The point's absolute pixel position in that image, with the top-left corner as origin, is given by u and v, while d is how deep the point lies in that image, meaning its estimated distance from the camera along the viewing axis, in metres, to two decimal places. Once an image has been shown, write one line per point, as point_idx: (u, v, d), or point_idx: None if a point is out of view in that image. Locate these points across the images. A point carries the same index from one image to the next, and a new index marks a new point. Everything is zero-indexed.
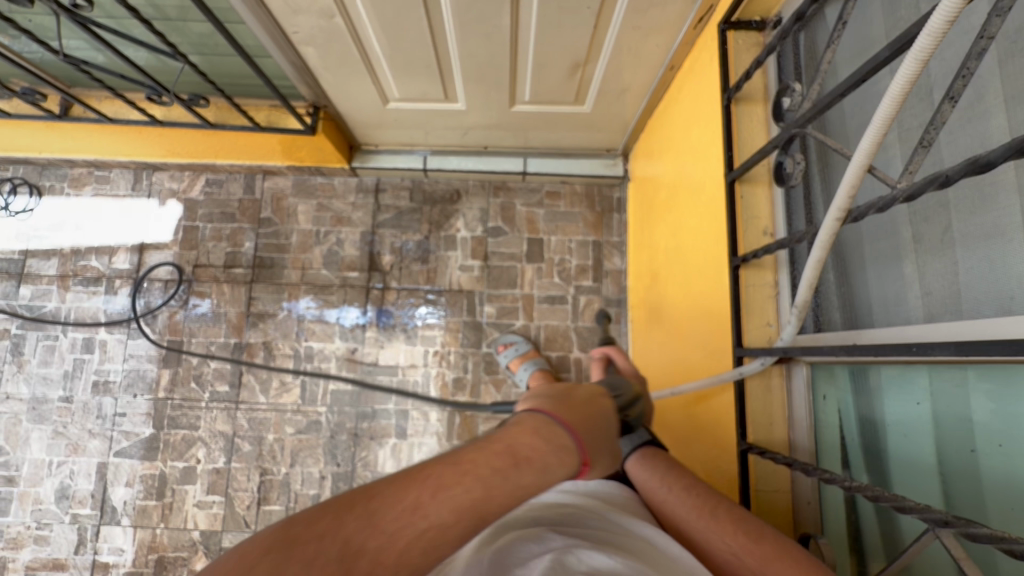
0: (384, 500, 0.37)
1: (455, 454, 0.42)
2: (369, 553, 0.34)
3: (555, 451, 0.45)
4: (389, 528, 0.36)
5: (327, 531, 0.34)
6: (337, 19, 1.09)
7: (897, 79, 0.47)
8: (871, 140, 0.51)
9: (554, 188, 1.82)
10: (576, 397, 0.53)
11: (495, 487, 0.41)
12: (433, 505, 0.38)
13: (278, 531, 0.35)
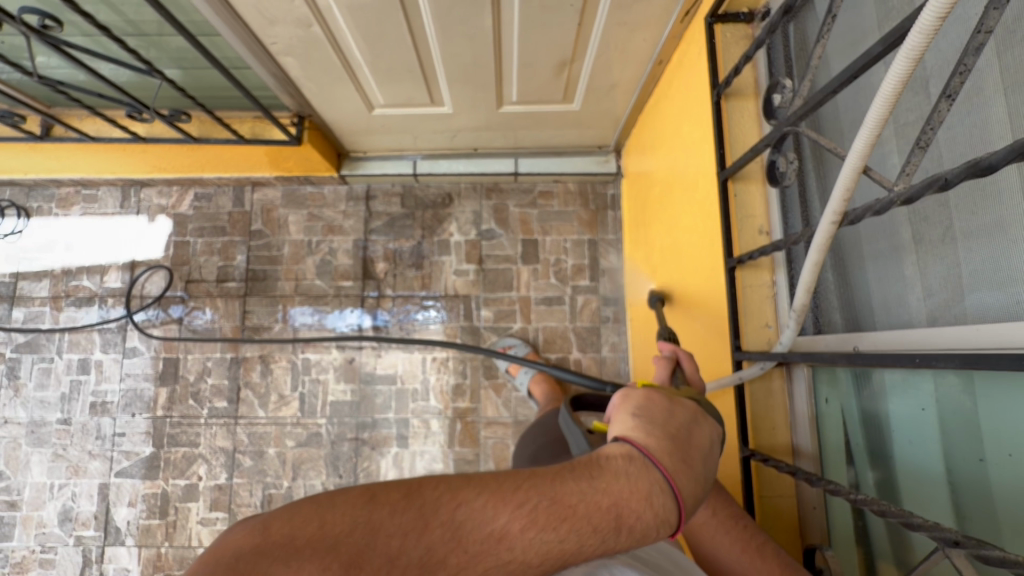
0: (471, 515, 0.36)
1: (555, 481, 0.38)
2: (446, 567, 0.35)
3: (658, 525, 0.38)
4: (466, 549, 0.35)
5: (408, 530, 0.35)
6: (315, 28, 1.06)
7: (890, 78, 0.44)
8: (865, 140, 0.49)
9: (547, 187, 1.79)
10: (695, 445, 0.43)
11: (584, 547, 0.36)
12: (520, 541, 0.36)
13: (360, 510, 0.35)
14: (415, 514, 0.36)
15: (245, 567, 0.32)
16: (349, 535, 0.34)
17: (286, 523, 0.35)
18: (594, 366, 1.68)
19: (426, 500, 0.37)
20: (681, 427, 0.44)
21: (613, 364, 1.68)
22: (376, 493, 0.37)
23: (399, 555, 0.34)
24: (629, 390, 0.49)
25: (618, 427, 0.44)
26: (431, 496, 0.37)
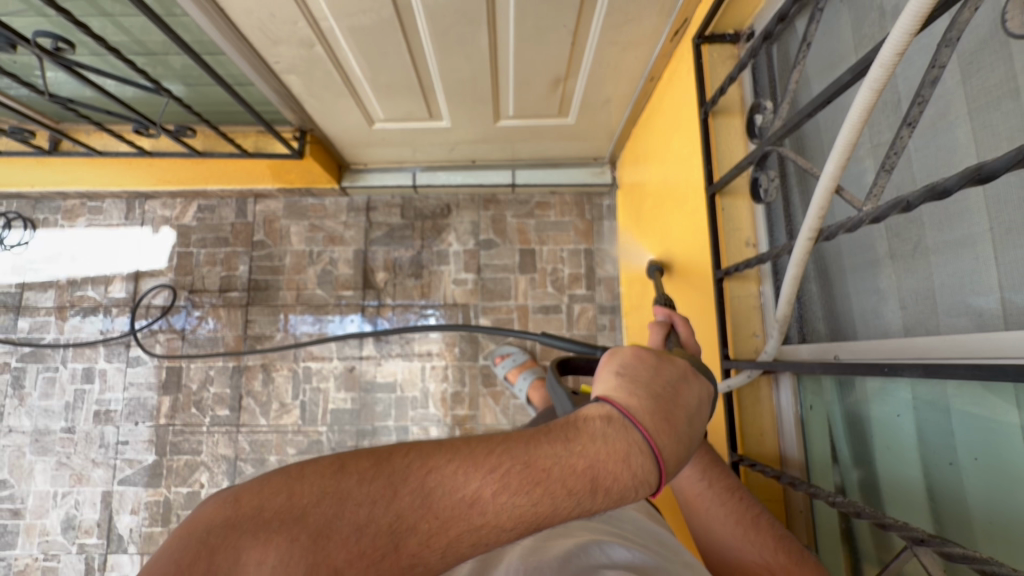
0: (440, 483, 0.39)
1: (524, 449, 0.40)
2: (417, 530, 0.38)
3: (636, 486, 0.40)
4: (435, 513, 0.38)
5: (375, 498, 0.39)
6: (317, 48, 1.10)
7: (854, 107, 0.47)
8: (836, 163, 0.52)
9: (544, 198, 1.82)
10: (678, 403, 0.45)
11: (557, 509, 0.39)
12: (492, 505, 0.38)
13: (330, 480, 0.40)
14: (384, 483, 0.39)
15: (218, 540, 0.38)
16: (319, 504, 0.39)
17: (260, 495, 0.40)
18: None
19: (395, 470, 0.40)
20: (666, 387, 0.46)
21: None
22: (346, 464, 0.41)
23: (368, 521, 0.38)
24: (619, 348, 0.51)
25: (602, 385, 0.46)
26: (401, 465, 0.40)
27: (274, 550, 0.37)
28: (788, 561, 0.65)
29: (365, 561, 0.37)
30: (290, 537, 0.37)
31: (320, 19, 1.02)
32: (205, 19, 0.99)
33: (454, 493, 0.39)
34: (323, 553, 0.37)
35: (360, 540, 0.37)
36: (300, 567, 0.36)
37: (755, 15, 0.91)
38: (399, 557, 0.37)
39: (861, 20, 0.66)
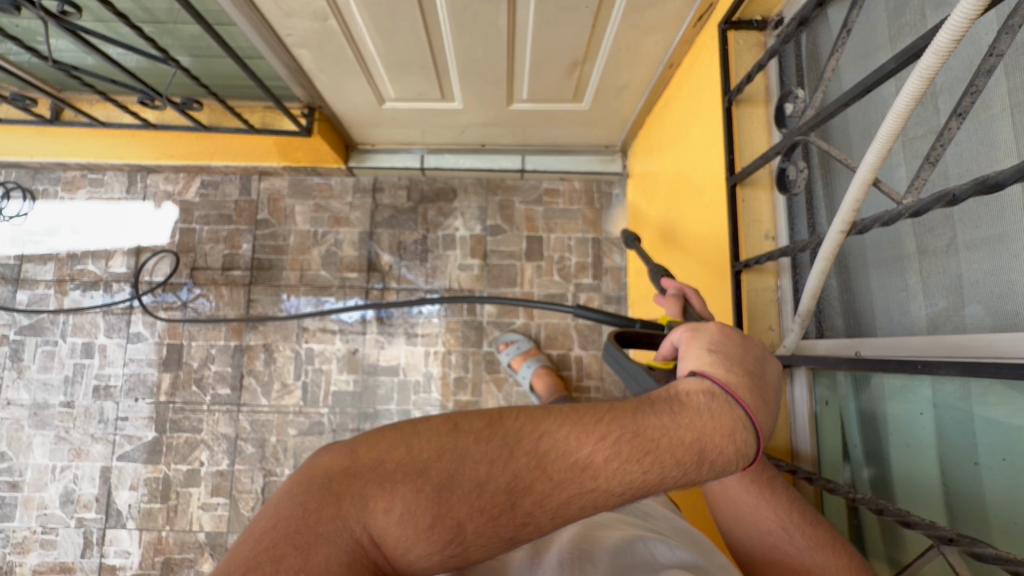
0: (552, 448, 0.51)
1: (622, 427, 0.53)
2: (533, 487, 0.50)
3: (736, 457, 0.54)
4: (545, 474, 0.50)
5: (489, 459, 0.50)
6: (331, 21, 1.07)
7: (902, 97, 0.46)
8: (876, 154, 0.50)
9: (553, 185, 1.80)
10: (762, 387, 0.60)
11: (651, 475, 0.51)
12: (602, 469, 0.51)
13: (446, 443, 0.51)
14: (500, 445, 0.51)
15: (343, 485, 0.48)
16: (438, 463, 0.50)
17: (380, 452, 0.51)
18: (595, 363, 1.70)
19: (508, 439, 0.52)
20: (751, 365, 0.62)
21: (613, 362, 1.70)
22: (460, 431, 0.52)
23: (486, 476, 0.49)
24: (702, 329, 0.68)
25: (696, 357, 0.63)
26: (514, 433, 0.52)
27: (404, 498, 0.48)
28: (801, 522, 0.70)
29: (486, 510, 0.48)
30: (416, 489, 0.48)
31: None
32: None
33: (563, 458, 0.51)
34: (449, 501, 0.48)
35: (478, 495, 0.48)
36: (431, 511, 0.47)
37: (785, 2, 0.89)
38: (515, 509, 0.49)
39: (897, 10, 0.64)
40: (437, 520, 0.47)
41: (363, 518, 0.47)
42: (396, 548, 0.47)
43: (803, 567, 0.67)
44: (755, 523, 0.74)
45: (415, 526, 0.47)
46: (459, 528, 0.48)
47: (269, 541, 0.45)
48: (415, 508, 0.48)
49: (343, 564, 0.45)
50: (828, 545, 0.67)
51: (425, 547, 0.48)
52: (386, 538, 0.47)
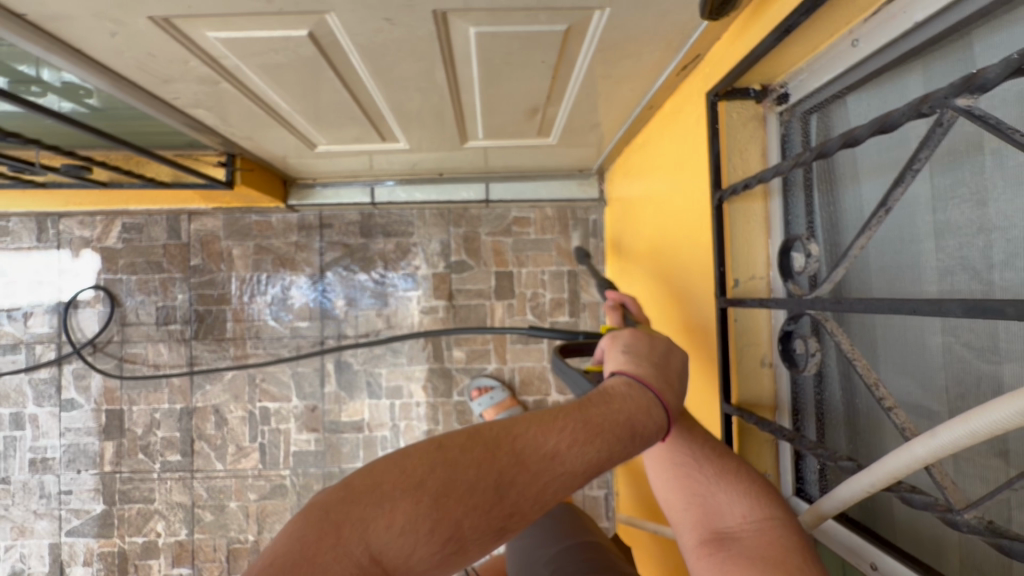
0: (528, 441, 0.44)
1: (592, 412, 0.47)
2: (516, 484, 0.43)
3: (659, 431, 0.50)
4: (531, 470, 0.43)
5: (478, 463, 0.43)
6: (224, 84, 0.85)
7: (987, 419, 0.31)
8: (932, 451, 0.36)
9: (522, 213, 1.61)
10: (671, 365, 0.57)
11: (616, 453, 0.46)
12: (570, 456, 0.44)
13: (436, 458, 0.43)
14: (480, 449, 0.44)
15: (338, 516, 0.40)
16: (432, 477, 0.42)
17: (369, 477, 0.42)
18: None
19: (494, 440, 0.44)
20: (659, 354, 0.58)
21: None
22: (449, 441, 0.45)
23: (473, 481, 0.42)
24: (617, 334, 0.63)
25: (612, 360, 0.58)
26: (490, 435, 0.45)
27: (401, 513, 0.40)
28: (711, 452, 0.64)
29: (482, 513, 0.42)
30: (413, 506, 0.41)
31: (219, 57, 0.76)
32: (60, 59, 0.73)
33: (544, 450, 0.44)
34: (447, 513, 0.41)
35: (475, 504, 0.42)
36: (427, 524, 0.40)
37: (791, 72, 0.69)
38: (506, 506, 0.42)
39: (950, 154, 0.48)
40: (435, 530, 0.40)
41: (363, 545, 0.39)
42: (397, 567, 0.39)
43: (710, 493, 0.62)
44: (667, 457, 0.66)
45: (417, 545, 0.40)
46: (455, 536, 0.41)
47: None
48: (414, 526, 0.40)
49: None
50: (737, 473, 0.62)
51: (427, 563, 0.40)
52: (390, 560, 0.39)
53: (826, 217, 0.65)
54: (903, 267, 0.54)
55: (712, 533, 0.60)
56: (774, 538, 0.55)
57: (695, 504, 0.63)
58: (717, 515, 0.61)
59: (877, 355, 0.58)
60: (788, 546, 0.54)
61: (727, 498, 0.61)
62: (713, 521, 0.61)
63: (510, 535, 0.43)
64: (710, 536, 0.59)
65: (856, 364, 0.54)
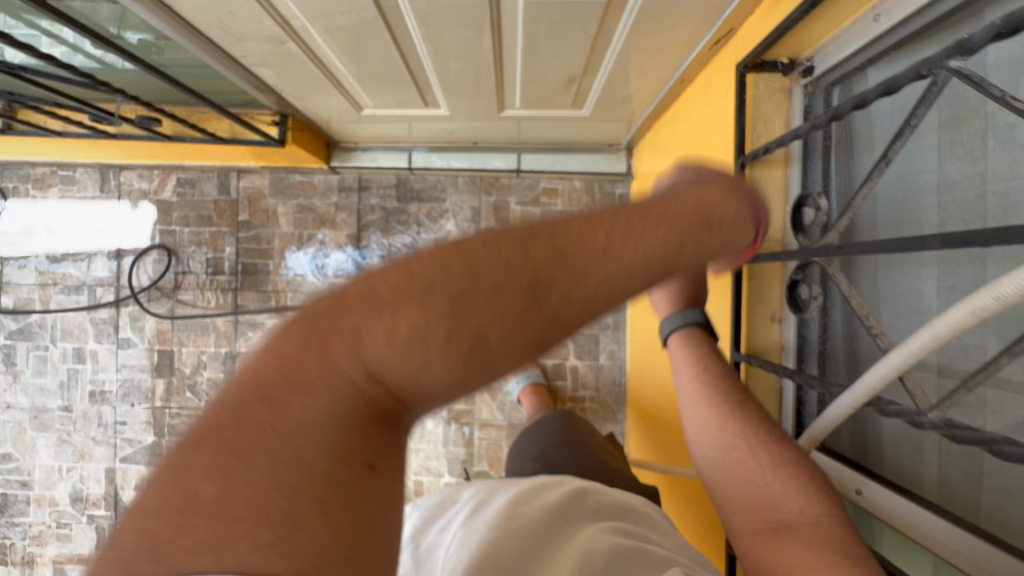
0: (577, 235, 0.36)
1: (642, 220, 0.38)
2: (559, 286, 0.34)
3: (734, 216, 0.47)
4: (569, 281, 0.35)
5: (501, 270, 0.34)
6: (289, 45, 0.93)
7: (947, 323, 0.38)
8: (904, 358, 0.42)
9: (551, 184, 1.67)
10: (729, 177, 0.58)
11: (684, 243, 0.41)
12: (631, 250, 0.37)
13: (450, 261, 0.34)
14: (512, 242, 0.35)
15: (322, 330, 0.33)
16: (440, 284, 0.33)
17: (365, 286, 0.34)
18: (590, 373, 1.66)
19: (522, 240, 0.35)
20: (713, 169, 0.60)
21: (609, 372, 1.66)
22: (466, 242, 0.35)
23: (502, 281, 0.33)
24: None
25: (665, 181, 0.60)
26: (524, 231, 0.36)
27: (401, 323, 0.32)
28: (767, 440, 0.61)
29: (511, 321, 0.33)
30: (416, 312, 0.32)
31: (290, 19, 0.84)
32: (148, 14, 0.82)
33: (586, 257, 0.35)
34: (465, 320, 0.33)
35: (496, 317, 0.33)
36: (439, 338, 0.32)
37: (817, 46, 0.74)
38: (545, 314, 0.34)
39: (952, 119, 0.54)
40: (447, 346, 0.32)
41: (351, 360, 0.32)
42: (402, 383, 0.33)
43: (763, 483, 0.59)
44: (717, 438, 0.64)
45: (425, 364, 0.33)
46: (476, 350, 0.33)
47: (251, 414, 0.32)
48: (418, 337, 0.32)
49: (342, 425, 0.33)
50: (796, 466, 0.59)
51: (441, 382, 0.34)
52: (387, 377, 0.33)
53: (841, 181, 0.71)
54: (906, 222, 0.60)
55: (767, 523, 0.57)
56: (832, 533, 0.52)
57: (746, 491, 0.60)
58: (771, 505, 0.57)
59: (878, 305, 0.64)
60: (840, 547, 0.50)
61: (783, 490, 0.57)
62: (767, 509, 0.58)
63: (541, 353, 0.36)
64: (766, 527, 0.57)
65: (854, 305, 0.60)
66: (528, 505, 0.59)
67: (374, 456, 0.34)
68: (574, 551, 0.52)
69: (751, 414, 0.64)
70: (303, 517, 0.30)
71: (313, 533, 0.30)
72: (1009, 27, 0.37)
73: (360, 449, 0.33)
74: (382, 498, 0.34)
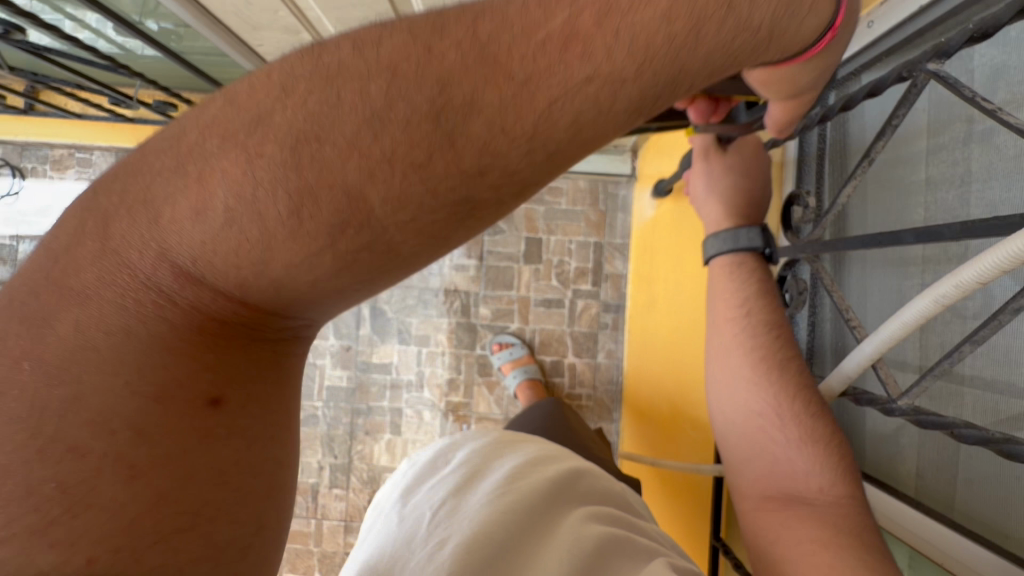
0: (493, 55, 0.31)
1: (584, 28, 0.33)
2: (466, 125, 0.31)
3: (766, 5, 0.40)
4: (472, 125, 0.31)
5: (369, 122, 0.30)
6: (303, 35, 0.95)
7: (912, 311, 0.44)
8: (880, 344, 0.48)
9: (556, 183, 1.70)
10: None
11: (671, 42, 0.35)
12: (574, 63, 0.32)
13: (300, 112, 0.31)
14: (407, 66, 0.31)
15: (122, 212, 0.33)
16: (287, 149, 0.30)
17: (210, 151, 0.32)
18: (588, 372, 1.67)
19: (399, 73, 0.31)
20: None
21: (607, 370, 1.67)
22: (322, 84, 0.31)
23: (384, 121, 0.30)
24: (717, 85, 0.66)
25: None
26: (423, 51, 0.31)
27: (238, 193, 0.31)
28: (800, 412, 0.62)
29: (397, 174, 0.30)
30: (246, 186, 0.31)
31: (305, 9, 0.87)
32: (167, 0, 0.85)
33: (495, 94, 0.31)
34: (336, 176, 0.30)
35: (373, 177, 0.30)
36: (289, 204, 0.30)
37: None
38: (442, 163, 0.31)
39: (940, 127, 0.59)
40: (304, 215, 0.30)
41: (160, 246, 0.33)
42: (260, 274, 0.32)
43: (785, 454, 0.61)
44: (744, 403, 0.66)
45: (282, 241, 0.31)
46: (361, 215, 0.31)
47: (52, 333, 0.32)
48: (258, 209, 0.30)
49: (170, 343, 0.33)
50: (821, 441, 0.61)
51: (323, 262, 0.32)
52: (207, 264, 0.32)
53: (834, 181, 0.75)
54: (895, 219, 0.65)
55: (778, 492, 0.60)
56: (845, 513, 0.56)
57: (764, 465, 0.62)
58: (789, 480, 0.60)
59: (864, 301, 0.70)
60: (846, 527, 0.54)
61: (805, 466, 0.60)
62: (782, 479, 0.60)
63: (467, 224, 0.34)
64: (777, 494, 0.60)
65: (834, 297, 0.65)
66: (527, 479, 0.60)
67: (218, 368, 0.35)
68: (568, 532, 0.54)
69: (788, 382, 0.64)
70: (137, 454, 0.32)
71: (158, 468, 0.32)
72: (981, 30, 0.42)
73: (200, 365, 0.35)
74: (240, 420, 0.36)
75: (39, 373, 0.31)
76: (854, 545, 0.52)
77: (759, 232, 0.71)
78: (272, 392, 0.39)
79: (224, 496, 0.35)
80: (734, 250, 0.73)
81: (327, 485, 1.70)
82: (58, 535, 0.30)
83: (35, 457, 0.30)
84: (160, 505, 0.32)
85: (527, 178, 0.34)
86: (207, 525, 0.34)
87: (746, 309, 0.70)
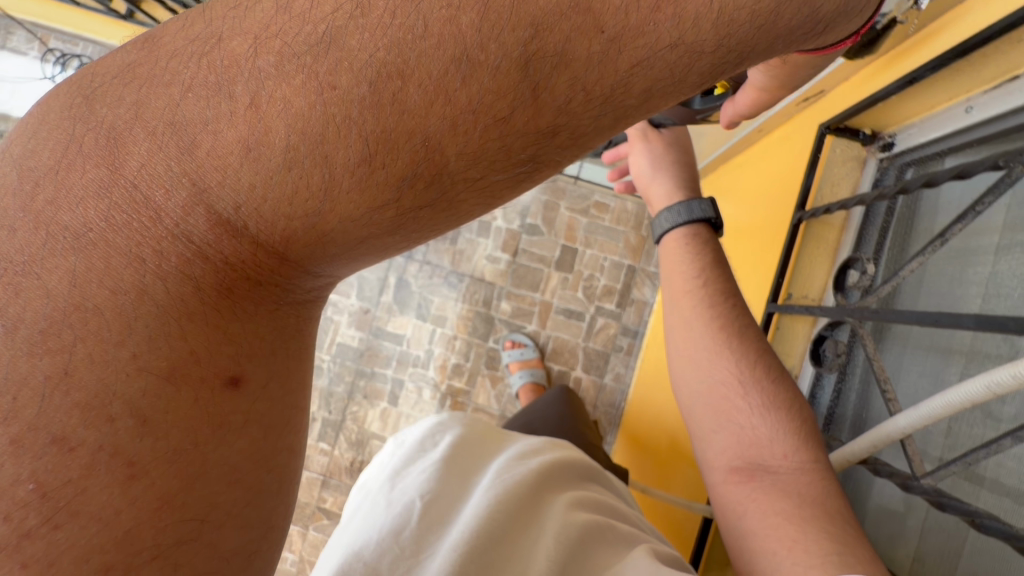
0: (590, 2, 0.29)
1: None
2: (551, 84, 0.30)
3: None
4: (558, 80, 0.30)
5: (457, 61, 0.29)
6: None
7: (963, 392, 0.45)
8: (921, 418, 0.49)
9: (603, 199, 1.73)
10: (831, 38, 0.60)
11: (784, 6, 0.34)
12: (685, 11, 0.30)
13: (382, 39, 0.29)
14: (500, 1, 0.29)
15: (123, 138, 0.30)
16: (365, 85, 0.29)
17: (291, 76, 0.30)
18: (592, 390, 1.67)
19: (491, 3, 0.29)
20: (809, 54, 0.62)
21: (612, 393, 1.67)
22: (406, 4, 0.29)
23: (469, 75, 0.29)
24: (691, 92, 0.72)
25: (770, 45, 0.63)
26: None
27: (310, 129, 0.29)
28: (761, 378, 0.62)
29: (477, 129, 0.30)
30: (320, 121, 0.29)
31: None
32: None
33: (583, 47, 0.29)
34: (416, 121, 0.29)
35: (454, 128, 0.29)
36: (362, 150, 0.29)
37: (901, 125, 0.79)
38: (524, 121, 0.30)
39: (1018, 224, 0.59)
40: (377, 165, 0.29)
41: (189, 177, 0.30)
42: (315, 226, 0.30)
43: (749, 424, 0.60)
44: (705, 370, 0.64)
45: (347, 192, 0.29)
46: (435, 168, 0.30)
47: (37, 291, 0.28)
48: (327, 154, 0.29)
49: (190, 308, 0.30)
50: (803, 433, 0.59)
51: (388, 214, 0.31)
52: (261, 211, 0.30)
53: (893, 254, 0.76)
54: (947, 303, 0.66)
55: (744, 462, 0.58)
56: (807, 482, 0.54)
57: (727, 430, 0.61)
58: (754, 446, 0.58)
59: (899, 374, 0.70)
60: (810, 495, 0.53)
61: (770, 434, 0.58)
62: (748, 448, 0.58)
63: (533, 176, 0.34)
64: (742, 465, 0.57)
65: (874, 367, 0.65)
66: (514, 472, 0.59)
67: (229, 326, 0.32)
68: (553, 520, 0.54)
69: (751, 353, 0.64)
70: (135, 450, 0.28)
71: (161, 465, 0.29)
72: None
73: (221, 337, 0.31)
74: (257, 406, 0.33)
75: (20, 341, 0.28)
76: (815, 516, 0.51)
77: (710, 204, 0.75)
78: (293, 368, 0.36)
79: (235, 498, 0.32)
80: (688, 222, 0.75)
81: (315, 439, 1.71)
82: (32, 553, 0.26)
83: (9, 450, 0.27)
84: (162, 512, 0.29)
85: (595, 141, 0.34)
86: (213, 534, 0.31)
87: (702, 277, 0.70)
